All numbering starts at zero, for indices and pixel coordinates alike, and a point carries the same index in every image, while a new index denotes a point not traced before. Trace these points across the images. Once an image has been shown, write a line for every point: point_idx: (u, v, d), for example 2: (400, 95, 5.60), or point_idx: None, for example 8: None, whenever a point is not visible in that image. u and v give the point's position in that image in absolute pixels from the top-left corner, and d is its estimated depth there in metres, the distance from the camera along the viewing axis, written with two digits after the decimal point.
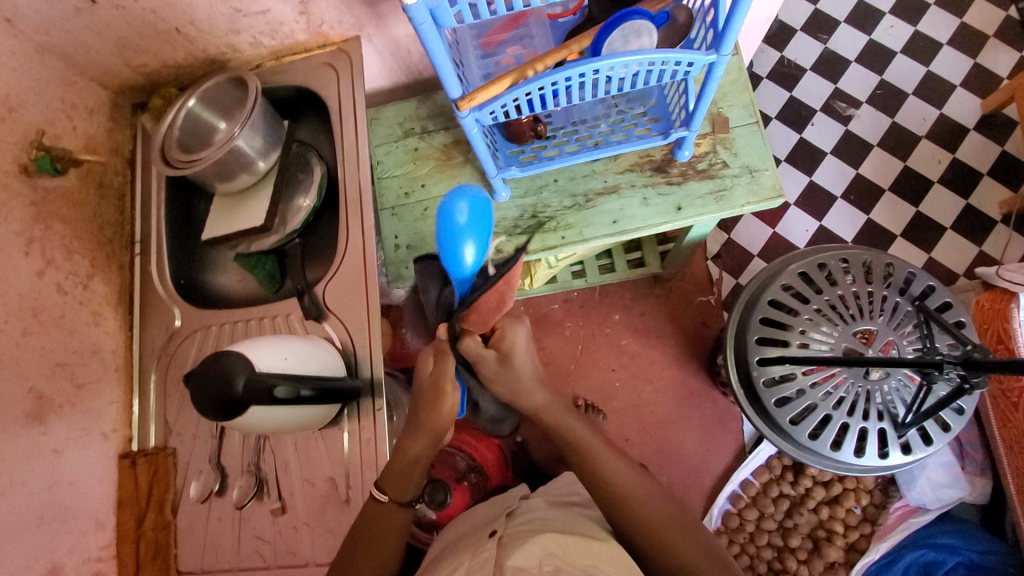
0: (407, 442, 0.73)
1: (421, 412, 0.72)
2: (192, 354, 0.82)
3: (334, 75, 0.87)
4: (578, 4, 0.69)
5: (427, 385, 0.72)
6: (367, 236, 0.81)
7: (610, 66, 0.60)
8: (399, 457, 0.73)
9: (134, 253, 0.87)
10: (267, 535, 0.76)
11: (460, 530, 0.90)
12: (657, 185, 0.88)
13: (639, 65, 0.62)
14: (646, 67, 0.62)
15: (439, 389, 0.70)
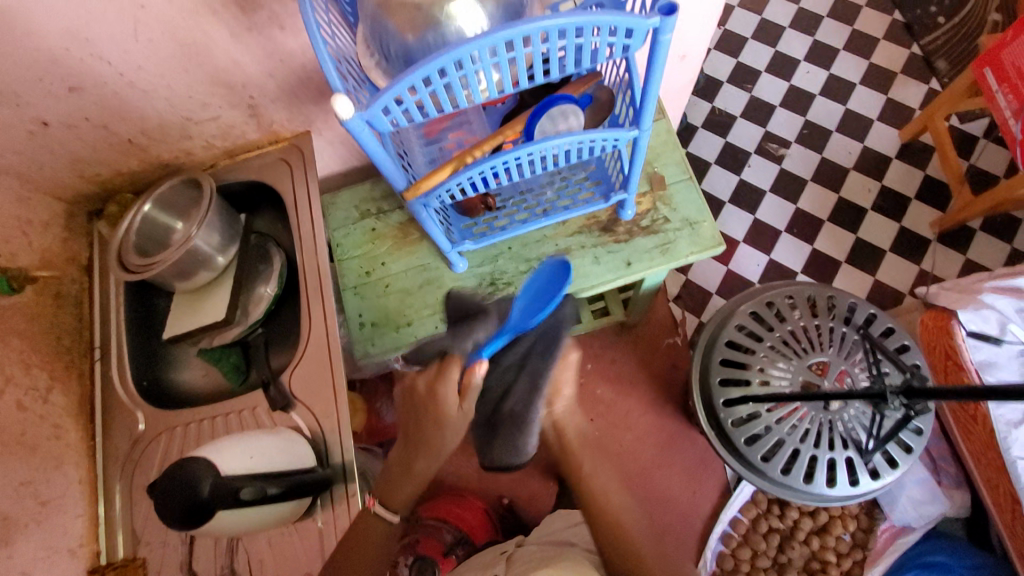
0: (415, 460, 0.76)
1: (425, 432, 0.74)
2: (158, 459, 0.80)
3: (288, 169, 0.90)
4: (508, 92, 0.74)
5: (423, 402, 0.74)
6: (329, 320, 0.83)
7: (543, 149, 0.65)
8: (407, 473, 0.76)
9: (93, 360, 0.86)
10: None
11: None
12: (606, 244, 0.93)
13: (568, 146, 0.67)
14: (576, 146, 0.67)
15: (439, 404, 0.72)
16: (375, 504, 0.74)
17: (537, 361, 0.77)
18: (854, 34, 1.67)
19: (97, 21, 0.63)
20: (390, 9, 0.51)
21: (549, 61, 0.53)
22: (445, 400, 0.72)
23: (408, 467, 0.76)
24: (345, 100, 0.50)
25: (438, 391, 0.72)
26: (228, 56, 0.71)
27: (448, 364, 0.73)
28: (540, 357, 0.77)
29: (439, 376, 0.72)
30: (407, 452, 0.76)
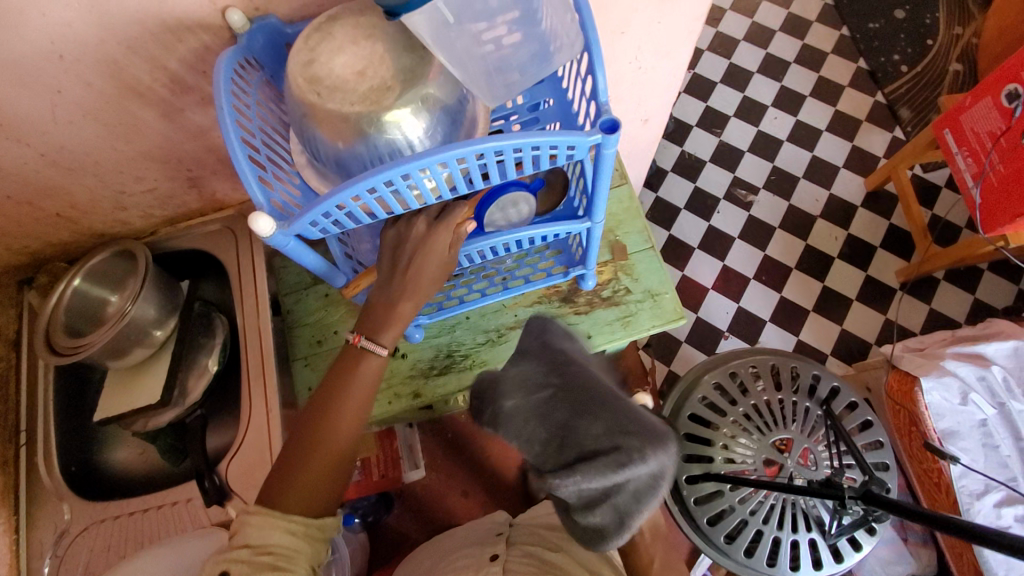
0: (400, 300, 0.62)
1: (410, 260, 0.60)
2: (80, 562, 0.75)
3: (234, 238, 0.87)
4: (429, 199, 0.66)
5: (403, 237, 0.61)
6: (272, 403, 0.79)
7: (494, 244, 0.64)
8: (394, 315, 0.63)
9: (18, 445, 0.81)
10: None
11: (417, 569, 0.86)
12: (567, 315, 0.89)
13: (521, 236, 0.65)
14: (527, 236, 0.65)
15: (416, 238, 0.60)
16: (362, 340, 0.64)
17: (626, 504, 0.55)
18: (820, 80, 1.69)
19: (13, 108, 0.59)
20: (316, 118, 0.48)
21: (490, 172, 0.51)
22: (441, 248, 0.60)
23: (390, 309, 0.63)
24: (268, 219, 0.48)
25: (433, 236, 0.59)
26: (162, 135, 0.69)
27: (447, 214, 0.60)
28: (628, 501, 0.54)
29: (436, 223, 0.60)
30: (394, 289, 0.62)
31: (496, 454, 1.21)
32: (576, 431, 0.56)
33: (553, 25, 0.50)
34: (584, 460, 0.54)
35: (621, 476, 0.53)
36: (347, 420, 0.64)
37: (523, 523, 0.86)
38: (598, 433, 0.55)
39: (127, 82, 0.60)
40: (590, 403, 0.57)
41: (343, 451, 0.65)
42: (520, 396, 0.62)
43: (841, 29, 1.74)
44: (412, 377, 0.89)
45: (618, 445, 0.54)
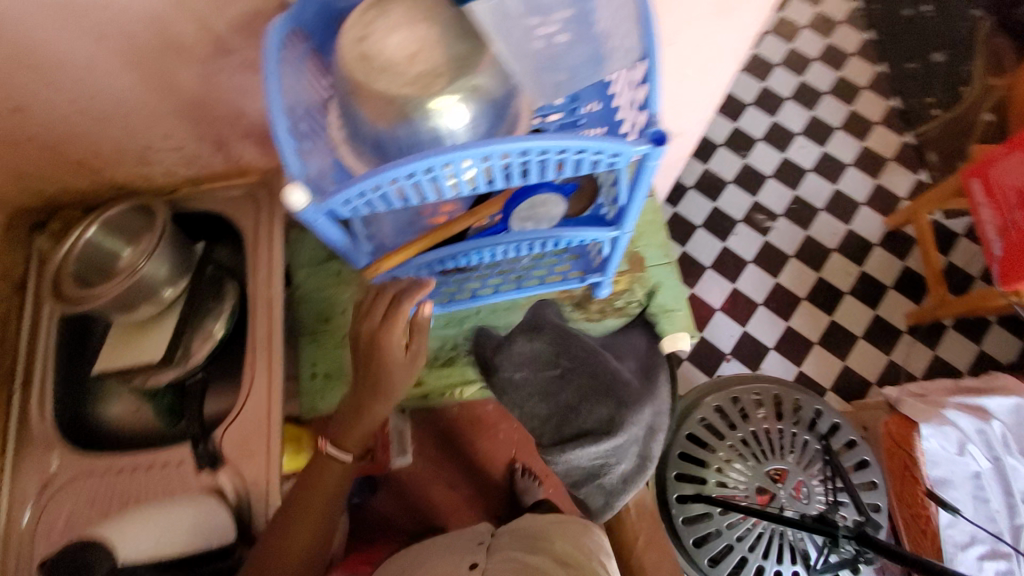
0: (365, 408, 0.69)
1: (375, 375, 0.67)
2: (64, 514, 0.74)
3: (254, 205, 0.86)
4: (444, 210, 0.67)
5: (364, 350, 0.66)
6: (275, 376, 0.78)
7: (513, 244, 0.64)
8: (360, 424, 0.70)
9: (13, 388, 0.80)
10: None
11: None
12: (577, 321, 0.90)
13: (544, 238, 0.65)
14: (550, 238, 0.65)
15: (378, 343, 0.65)
16: (329, 446, 0.72)
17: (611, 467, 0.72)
18: (852, 114, 1.68)
19: (51, 46, 0.58)
20: (361, 96, 0.47)
21: (529, 171, 0.51)
22: (396, 337, 0.65)
23: (356, 413, 0.70)
24: (303, 192, 0.48)
25: (391, 320, 0.64)
26: (197, 93, 0.68)
27: (396, 308, 0.64)
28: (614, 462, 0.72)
29: (382, 327, 0.65)
30: (359, 392, 0.69)
31: (483, 451, 1.20)
32: (575, 409, 0.74)
33: (608, 28, 0.50)
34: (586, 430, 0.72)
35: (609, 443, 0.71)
36: (332, 486, 0.72)
37: (505, 532, 0.89)
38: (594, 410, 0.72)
39: (169, 35, 0.59)
40: (592, 384, 0.74)
41: (330, 503, 0.72)
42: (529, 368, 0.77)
43: (878, 65, 1.73)
44: None
45: (611, 423, 0.71)
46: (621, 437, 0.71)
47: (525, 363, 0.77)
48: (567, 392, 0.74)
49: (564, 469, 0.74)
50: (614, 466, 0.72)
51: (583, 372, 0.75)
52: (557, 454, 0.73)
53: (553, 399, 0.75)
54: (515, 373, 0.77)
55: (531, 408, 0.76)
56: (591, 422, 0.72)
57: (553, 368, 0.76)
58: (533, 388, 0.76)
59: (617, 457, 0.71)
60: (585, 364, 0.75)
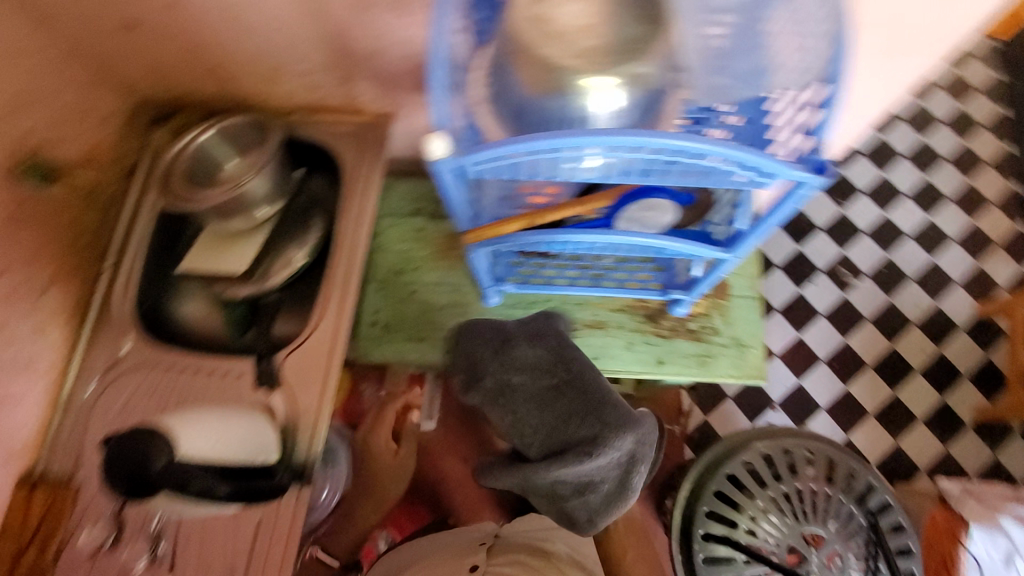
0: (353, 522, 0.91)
1: None
2: (125, 396, 0.77)
3: (359, 145, 0.86)
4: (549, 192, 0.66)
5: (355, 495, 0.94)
6: (345, 318, 0.79)
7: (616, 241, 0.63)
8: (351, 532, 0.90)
9: (103, 267, 0.83)
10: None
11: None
12: (646, 333, 0.87)
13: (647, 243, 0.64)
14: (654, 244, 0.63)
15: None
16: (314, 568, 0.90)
17: (597, 485, 0.75)
18: (967, 188, 1.58)
19: None
20: (522, 60, 0.46)
21: (666, 171, 0.50)
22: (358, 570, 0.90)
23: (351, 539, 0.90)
24: (443, 143, 0.47)
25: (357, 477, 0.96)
26: (342, 22, 0.68)
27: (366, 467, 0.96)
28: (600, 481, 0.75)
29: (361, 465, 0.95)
30: None
31: None
32: (565, 425, 0.73)
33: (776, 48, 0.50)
34: (572, 449, 0.72)
35: (596, 465, 0.71)
36: None
37: (508, 535, 0.92)
38: (584, 428, 0.72)
39: None
40: (585, 401, 0.73)
41: None
42: (524, 373, 0.75)
43: (1007, 143, 1.61)
44: None
45: (597, 444, 0.71)
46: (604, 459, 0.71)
47: (518, 367, 0.75)
48: (562, 403, 0.74)
49: (550, 483, 0.75)
50: (598, 482, 0.76)
51: (579, 388, 0.74)
52: (544, 471, 0.73)
53: (547, 410, 0.74)
54: (503, 375, 0.75)
55: (524, 418, 0.75)
56: (576, 438, 0.72)
57: (551, 377, 0.75)
58: (529, 395, 0.75)
59: (601, 477, 0.74)
60: (580, 381, 0.74)
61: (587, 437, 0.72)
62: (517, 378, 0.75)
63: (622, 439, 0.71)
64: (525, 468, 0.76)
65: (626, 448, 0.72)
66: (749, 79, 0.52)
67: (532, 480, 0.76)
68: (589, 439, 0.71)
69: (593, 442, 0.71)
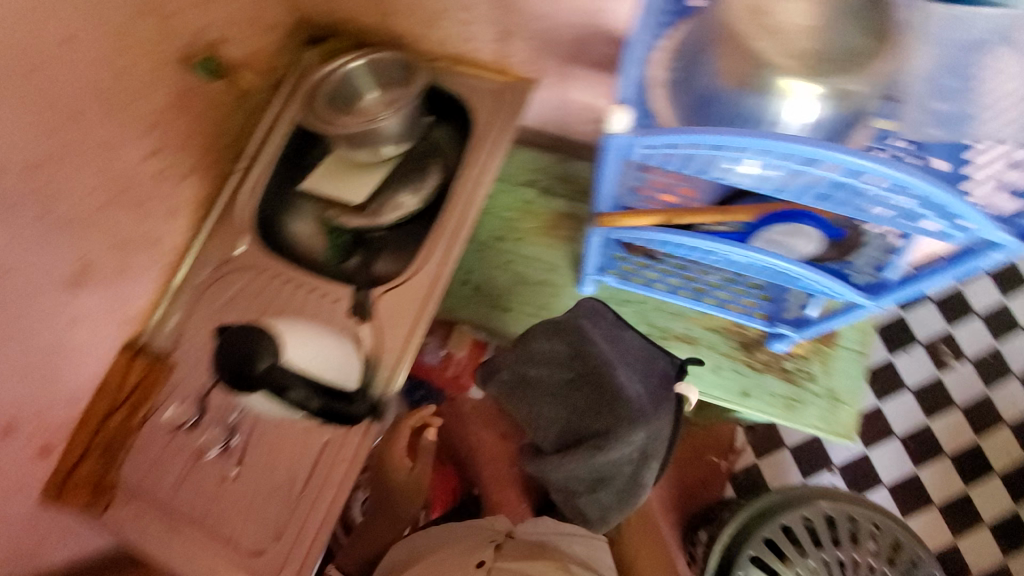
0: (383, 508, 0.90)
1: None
2: (231, 292, 0.81)
3: (494, 104, 0.85)
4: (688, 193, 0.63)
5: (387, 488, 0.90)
6: (445, 270, 0.79)
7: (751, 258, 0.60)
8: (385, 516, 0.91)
9: (235, 168, 0.87)
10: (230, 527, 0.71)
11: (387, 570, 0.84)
12: (736, 360, 0.83)
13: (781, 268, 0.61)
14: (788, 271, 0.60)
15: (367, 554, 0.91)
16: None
17: (611, 481, 0.74)
18: None
19: None
20: (726, 46, 0.46)
21: (845, 198, 0.47)
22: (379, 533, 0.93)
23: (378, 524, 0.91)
24: None
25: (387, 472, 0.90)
26: None
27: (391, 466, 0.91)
28: (615, 477, 0.74)
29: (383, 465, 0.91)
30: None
31: None
32: (580, 418, 0.75)
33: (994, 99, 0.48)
34: (584, 442, 0.74)
35: (605, 458, 0.72)
36: None
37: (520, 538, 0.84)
38: (594, 422, 0.73)
39: None
40: (599, 396, 0.74)
41: None
42: (542, 367, 0.78)
43: None
44: None
45: (605, 438, 0.72)
46: (615, 455, 0.72)
47: (536, 360, 0.78)
48: (577, 398, 0.75)
49: (563, 478, 0.76)
50: (612, 479, 0.74)
51: (594, 384, 0.75)
52: (555, 462, 0.75)
53: (562, 403, 0.76)
54: (522, 368, 0.78)
55: (540, 410, 0.78)
56: (588, 430, 0.74)
57: (567, 372, 0.77)
58: (545, 389, 0.78)
59: (613, 471, 0.72)
60: (595, 376, 0.75)
61: (598, 429, 0.73)
62: (532, 373, 0.78)
63: (633, 432, 0.71)
64: (539, 460, 0.78)
65: (637, 441, 0.71)
66: (952, 123, 0.49)
67: (546, 472, 0.77)
68: (600, 432, 0.73)
69: (604, 434, 0.72)
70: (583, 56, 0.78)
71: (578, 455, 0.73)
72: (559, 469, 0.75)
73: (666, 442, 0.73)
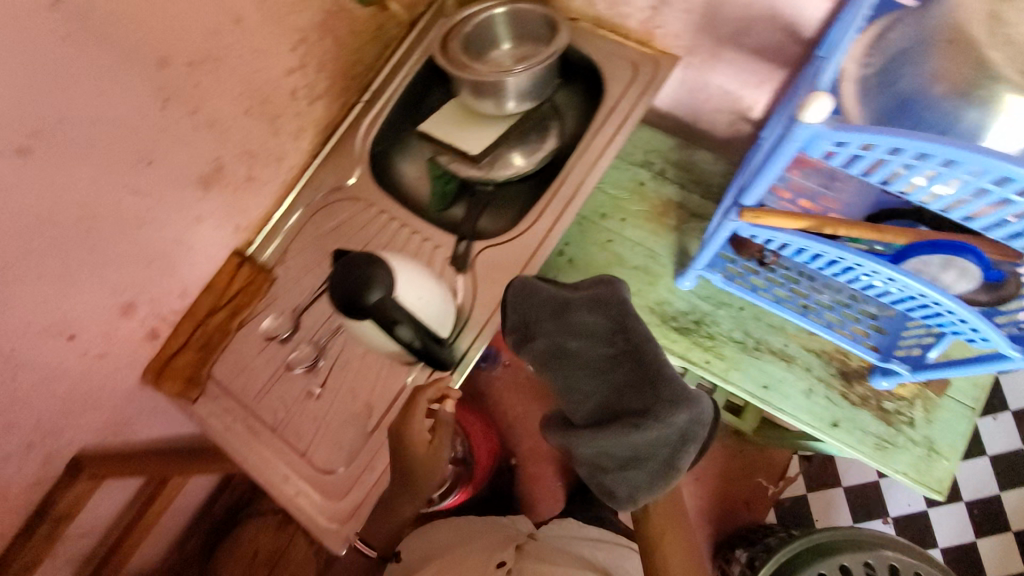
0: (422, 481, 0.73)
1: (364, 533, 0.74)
2: (338, 220, 0.83)
3: (632, 75, 0.82)
4: (826, 204, 0.64)
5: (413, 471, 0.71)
6: (552, 237, 0.77)
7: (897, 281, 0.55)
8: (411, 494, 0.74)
9: (360, 99, 0.88)
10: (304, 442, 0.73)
11: (421, 557, 1.01)
12: (832, 388, 0.79)
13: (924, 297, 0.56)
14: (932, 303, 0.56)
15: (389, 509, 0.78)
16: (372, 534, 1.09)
17: (642, 461, 0.68)
18: None
19: None
20: (947, 50, 0.47)
21: None
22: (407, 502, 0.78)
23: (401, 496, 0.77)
24: (821, 109, 0.42)
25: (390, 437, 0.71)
26: None
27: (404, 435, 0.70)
28: (649, 459, 0.68)
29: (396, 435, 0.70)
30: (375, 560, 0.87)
31: None
32: (618, 394, 0.69)
33: None
34: (618, 418, 0.68)
35: (641, 437, 0.66)
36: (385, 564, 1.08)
37: (542, 539, 1.04)
38: (634, 399, 0.67)
39: None
40: (642, 373, 0.68)
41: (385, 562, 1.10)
42: (581, 337, 0.72)
43: None
44: (650, 312, 0.84)
45: (643, 417, 0.66)
46: (654, 435, 0.66)
47: (577, 330, 0.73)
48: (616, 373, 0.70)
49: (592, 455, 0.70)
50: (645, 460, 0.68)
51: (638, 361, 0.69)
52: (588, 437, 0.69)
53: (599, 377, 0.71)
54: (558, 334, 0.73)
55: (575, 382, 0.72)
56: (627, 406, 0.68)
57: (608, 346, 0.71)
58: (582, 360, 0.72)
59: (648, 451, 0.67)
60: (637, 353, 0.69)
61: (639, 407, 0.67)
62: (568, 341, 0.73)
63: (677, 412, 0.65)
64: (566, 433, 0.73)
65: (678, 420, 0.65)
66: None
67: (574, 447, 0.72)
68: (639, 410, 0.67)
69: (644, 412, 0.66)
70: (742, 38, 0.74)
71: (612, 429, 0.67)
72: (587, 442, 0.69)
73: (706, 426, 0.68)
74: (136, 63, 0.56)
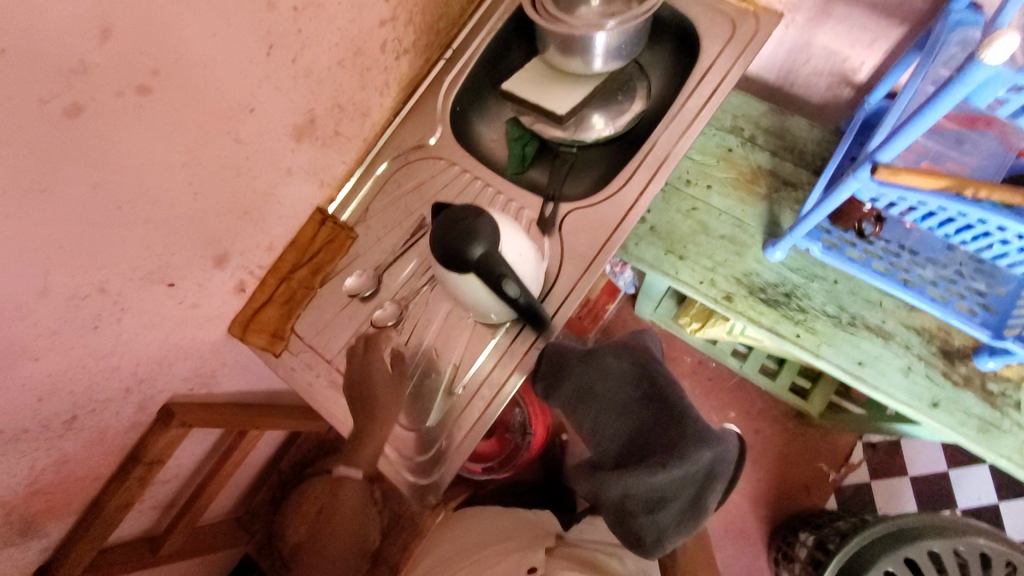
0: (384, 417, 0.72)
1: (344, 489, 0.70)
2: (419, 178, 0.81)
3: (730, 32, 0.78)
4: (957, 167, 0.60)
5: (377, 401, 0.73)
6: (642, 200, 0.74)
7: None
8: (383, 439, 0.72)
9: (442, 56, 0.86)
10: (374, 382, 0.73)
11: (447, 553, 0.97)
12: (932, 367, 0.75)
13: None
14: None
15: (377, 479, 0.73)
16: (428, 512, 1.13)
17: (667, 506, 0.66)
18: None
19: None
20: None
21: None
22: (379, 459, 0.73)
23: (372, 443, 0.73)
24: (1008, 44, 0.38)
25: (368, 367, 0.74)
26: None
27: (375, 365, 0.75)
28: (675, 500, 0.65)
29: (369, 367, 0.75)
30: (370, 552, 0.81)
31: None
32: (643, 437, 0.68)
33: None
34: (642, 462, 0.66)
35: (666, 479, 0.64)
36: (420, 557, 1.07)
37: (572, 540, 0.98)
38: (661, 443, 0.66)
39: None
40: (666, 412, 0.69)
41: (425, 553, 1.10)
42: (607, 381, 0.73)
43: None
44: (737, 283, 0.81)
45: (667, 458, 0.65)
46: (679, 475, 0.64)
47: (606, 374, 0.73)
48: (643, 415, 0.70)
49: (621, 500, 0.68)
50: (671, 504, 0.65)
51: (665, 401, 0.70)
52: (614, 478, 0.68)
53: (625, 420, 0.71)
54: (586, 377, 0.73)
55: (602, 426, 0.72)
56: (654, 451, 0.66)
57: (635, 389, 0.72)
58: (608, 404, 0.72)
59: (674, 494, 0.65)
60: (659, 394, 0.71)
61: (664, 449, 0.65)
62: (593, 385, 0.72)
63: (704, 456, 0.64)
64: (594, 477, 0.71)
65: (702, 461, 0.63)
66: None
67: (602, 489, 0.70)
68: (666, 454, 0.65)
69: (672, 456, 0.64)
70: None
71: (637, 471, 0.66)
72: (616, 485, 0.67)
73: (733, 464, 0.66)
74: (249, 4, 0.55)
